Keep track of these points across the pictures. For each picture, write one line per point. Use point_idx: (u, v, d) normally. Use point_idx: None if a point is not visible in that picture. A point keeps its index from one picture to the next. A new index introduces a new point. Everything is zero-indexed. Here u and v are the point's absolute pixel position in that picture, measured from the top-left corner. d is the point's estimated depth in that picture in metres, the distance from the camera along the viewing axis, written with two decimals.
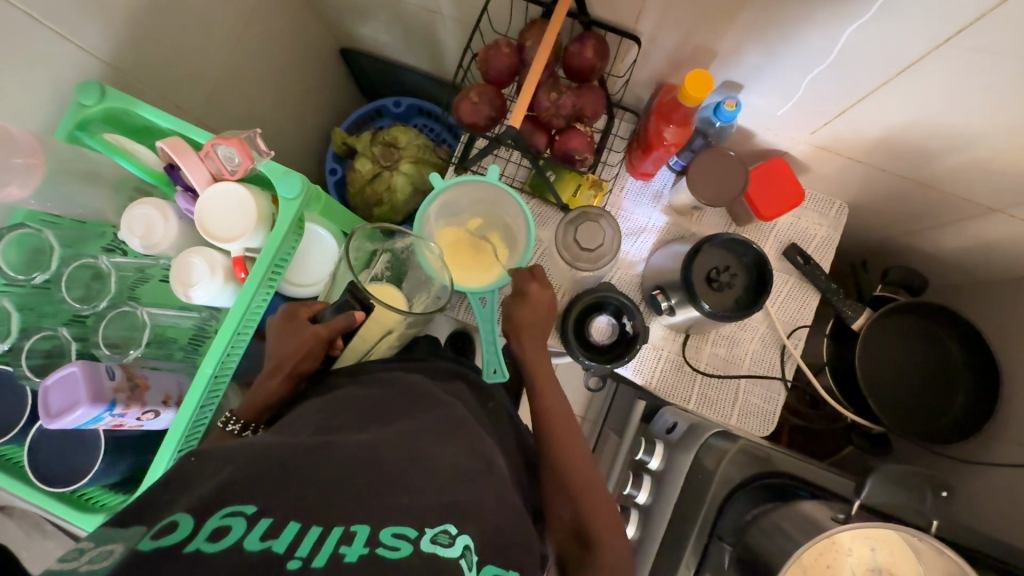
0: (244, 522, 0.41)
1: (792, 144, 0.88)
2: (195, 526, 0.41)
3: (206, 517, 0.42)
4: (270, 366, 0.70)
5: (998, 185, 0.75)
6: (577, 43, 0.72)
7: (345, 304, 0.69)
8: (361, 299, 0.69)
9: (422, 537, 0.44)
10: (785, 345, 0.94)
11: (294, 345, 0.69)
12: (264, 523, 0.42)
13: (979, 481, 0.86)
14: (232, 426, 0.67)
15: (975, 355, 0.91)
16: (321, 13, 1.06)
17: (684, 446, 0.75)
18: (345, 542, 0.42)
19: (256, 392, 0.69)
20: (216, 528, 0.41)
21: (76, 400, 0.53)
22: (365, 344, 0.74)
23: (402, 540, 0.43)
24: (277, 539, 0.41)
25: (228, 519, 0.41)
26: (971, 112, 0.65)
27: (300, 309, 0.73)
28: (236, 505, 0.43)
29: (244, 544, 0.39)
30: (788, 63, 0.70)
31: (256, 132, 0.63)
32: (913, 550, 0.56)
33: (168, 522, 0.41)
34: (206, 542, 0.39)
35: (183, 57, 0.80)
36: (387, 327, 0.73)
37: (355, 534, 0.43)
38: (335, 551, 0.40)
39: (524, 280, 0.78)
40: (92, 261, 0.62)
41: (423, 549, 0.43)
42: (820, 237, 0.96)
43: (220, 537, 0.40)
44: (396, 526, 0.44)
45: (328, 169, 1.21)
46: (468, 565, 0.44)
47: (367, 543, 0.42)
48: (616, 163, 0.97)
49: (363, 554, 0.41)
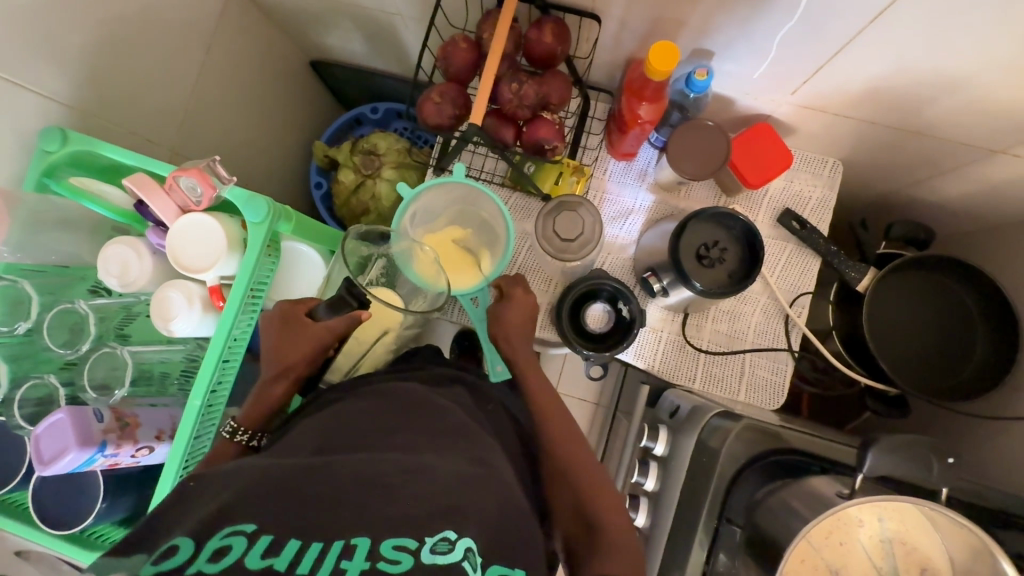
0: (244, 541, 0.42)
1: (775, 106, 0.84)
2: (195, 550, 0.42)
3: (207, 537, 0.43)
4: (272, 371, 0.69)
5: (997, 124, 0.71)
6: (535, 30, 0.69)
7: (340, 300, 0.68)
8: (358, 295, 0.68)
9: (422, 548, 0.42)
10: (788, 315, 0.91)
11: (298, 347, 0.68)
12: (264, 540, 0.42)
13: (1009, 435, 0.83)
14: (241, 437, 0.65)
15: (991, 305, 0.87)
16: (285, 29, 1.05)
17: (684, 432, 0.73)
18: (347, 556, 0.41)
19: (258, 396, 0.69)
20: (218, 547, 0.41)
21: (66, 445, 0.54)
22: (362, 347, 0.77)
23: (403, 551, 0.41)
24: (278, 555, 0.41)
25: (229, 539, 0.42)
26: (958, 51, 0.61)
27: (297, 305, 0.71)
28: (238, 523, 0.44)
29: (245, 562, 0.40)
30: (758, 24, 0.67)
31: (216, 159, 0.62)
32: (928, 519, 0.54)
33: (169, 545, 0.43)
34: (208, 562, 0.40)
35: (147, 90, 0.80)
36: (382, 329, 0.77)
37: (356, 547, 0.42)
38: (336, 567, 0.40)
39: (513, 287, 0.76)
40: (71, 306, 0.62)
41: (424, 561, 0.41)
42: (816, 199, 0.93)
43: (221, 557, 0.40)
44: (397, 538, 0.42)
45: (313, 184, 1.21)
46: (472, 565, 0.42)
47: (368, 558, 0.41)
48: (595, 146, 0.94)
49: (364, 569, 0.40)
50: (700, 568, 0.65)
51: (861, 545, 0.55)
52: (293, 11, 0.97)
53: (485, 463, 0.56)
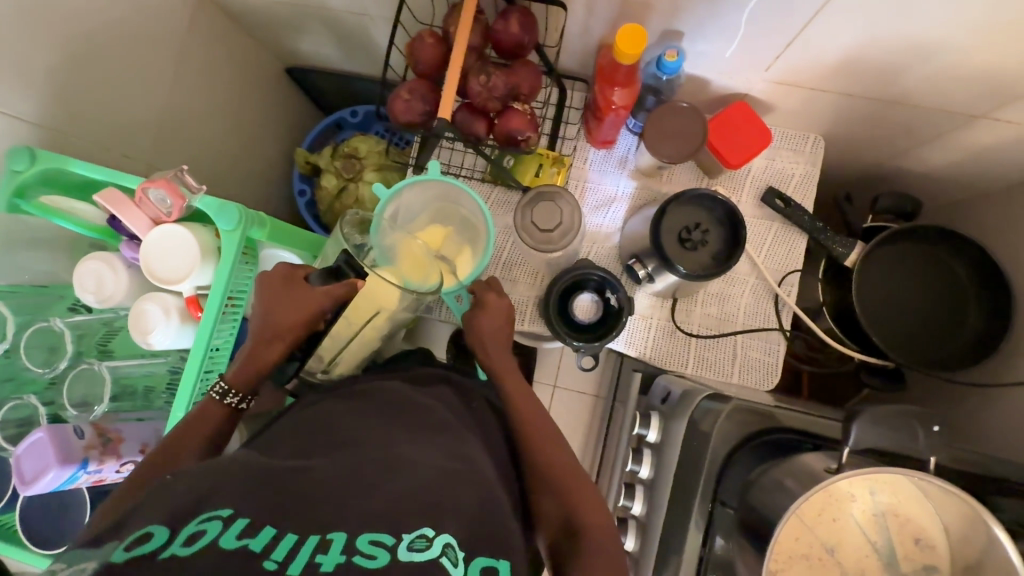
0: (220, 524, 0.42)
1: (751, 84, 0.83)
2: (171, 536, 0.41)
3: (182, 525, 0.42)
4: (267, 330, 0.65)
5: (973, 88, 0.70)
6: (500, 20, 0.69)
7: (339, 270, 0.72)
8: (356, 267, 0.72)
9: (399, 544, 0.42)
10: (777, 294, 0.91)
11: (298, 305, 0.66)
12: (241, 522, 0.42)
13: (1005, 404, 0.82)
14: (231, 399, 0.61)
15: (981, 272, 0.86)
16: (257, 37, 1.05)
17: (677, 414, 0.71)
18: (322, 551, 0.41)
19: (250, 356, 0.64)
20: (193, 532, 0.41)
21: (46, 464, 0.56)
22: (351, 327, 0.73)
23: (380, 547, 0.42)
24: (253, 538, 0.41)
25: (204, 524, 0.41)
26: (927, 16, 0.60)
27: (297, 271, 0.70)
28: (213, 509, 0.43)
29: (220, 544, 0.40)
30: (725, 2, 0.67)
31: (183, 169, 0.62)
32: (919, 490, 0.53)
33: (142, 533, 0.41)
34: (182, 546, 0.39)
35: (118, 104, 0.80)
36: (377, 307, 0.73)
37: (332, 542, 0.42)
38: (311, 560, 0.40)
39: (488, 288, 0.77)
40: (47, 325, 0.63)
41: (401, 557, 0.41)
42: (799, 175, 0.92)
43: (196, 539, 0.40)
44: (374, 533, 0.43)
45: (296, 191, 1.20)
46: (450, 561, 0.42)
47: (344, 551, 0.41)
48: (574, 136, 0.93)
49: (339, 562, 0.40)
50: (697, 552, 0.64)
51: (854, 519, 0.55)
52: (264, 18, 0.97)
53: (467, 459, 0.55)
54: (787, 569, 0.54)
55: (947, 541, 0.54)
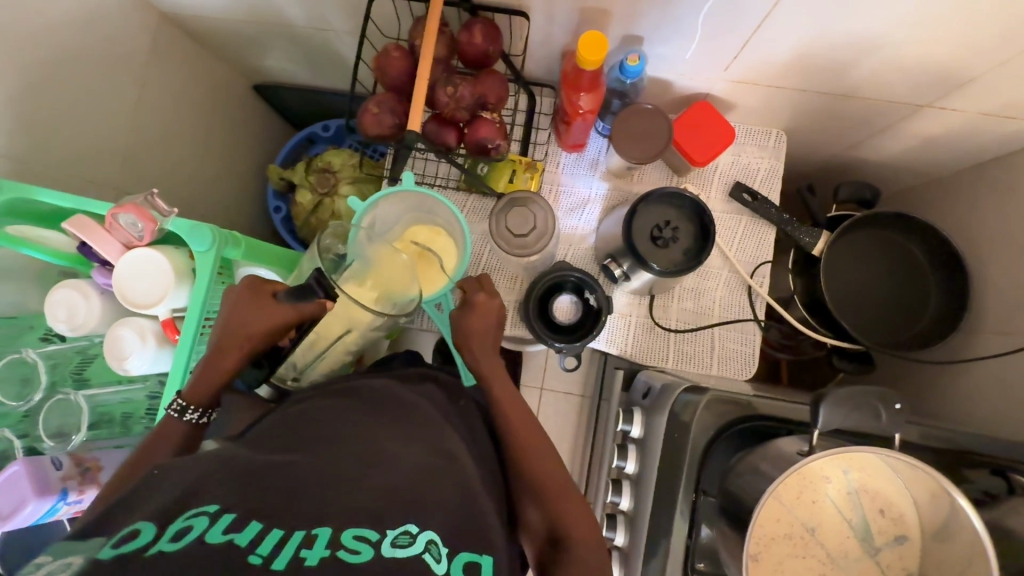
0: (206, 520, 0.42)
1: (711, 84, 0.86)
2: (158, 533, 0.41)
3: (169, 523, 0.42)
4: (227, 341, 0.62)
5: (917, 80, 0.74)
6: (464, 32, 0.71)
7: (308, 289, 0.65)
8: (326, 286, 0.66)
9: (383, 540, 0.43)
10: (750, 286, 0.93)
11: (263, 319, 0.63)
12: (227, 518, 0.43)
13: (968, 378, 0.85)
14: (191, 416, 0.59)
15: (940, 254, 0.90)
16: (224, 56, 1.05)
17: (656, 409, 0.73)
18: (306, 546, 0.41)
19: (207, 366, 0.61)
20: (180, 529, 0.41)
21: (24, 498, 0.55)
22: (319, 344, 0.71)
23: (363, 543, 0.42)
24: (239, 532, 0.41)
25: (191, 521, 0.42)
26: (868, 13, 0.64)
27: (267, 282, 0.66)
28: (199, 507, 0.44)
29: (205, 539, 0.40)
30: (680, 6, 0.69)
31: (154, 193, 0.61)
32: (886, 465, 0.56)
33: (129, 530, 0.41)
34: (169, 543, 0.39)
35: (82, 127, 0.79)
36: (348, 325, 0.70)
37: (316, 537, 0.42)
38: (295, 555, 0.40)
39: (478, 288, 0.76)
40: (19, 355, 0.63)
41: (384, 553, 0.42)
42: (764, 169, 0.95)
43: (181, 536, 0.40)
44: (357, 528, 0.44)
45: (271, 209, 1.20)
46: (434, 557, 0.44)
47: (328, 546, 0.42)
48: (545, 141, 0.95)
49: (323, 557, 0.40)
50: (684, 541, 0.66)
51: (830, 500, 0.57)
52: (229, 36, 0.96)
53: (453, 461, 0.56)
54: (768, 550, 0.55)
55: (915, 510, 0.57)
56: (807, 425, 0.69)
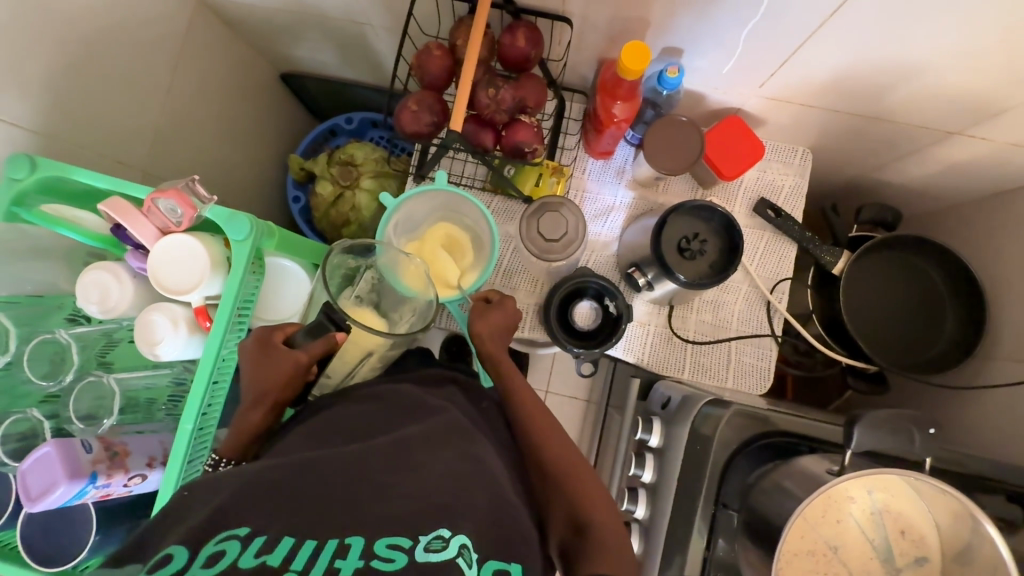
0: (238, 543, 0.44)
1: (745, 99, 0.87)
2: (190, 555, 0.43)
3: (201, 545, 0.43)
4: (248, 398, 0.64)
5: (951, 108, 0.75)
6: (508, 35, 0.71)
7: (319, 325, 0.65)
8: (336, 320, 0.65)
9: (416, 546, 0.45)
10: (769, 301, 0.94)
11: (272, 374, 0.64)
12: (258, 540, 0.44)
13: (980, 404, 0.87)
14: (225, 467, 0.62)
15: (959, 280, 0.90)
16: (254, 44, 1.04)
17: (678, 419, 0.73)
18: (341, 555, 0.44)
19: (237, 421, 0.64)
20: (212, 552, 0.43)
21: (55, 480, 0.54)
22: (345, 367, 0.72)
23: (397, 551, 0.44)
24: (271, 552, 0.43)
25: (223, 543, 0.43)
26: (912, 39, 0.64)
27: (274, 332, 0.66)
28: (230, 528, 0.45)
29: (239, 563, 0.42)
30: (725, 22, 0.69)
31: (194, 179, 0.62)
32: (912, 489, 0.57)
33: (162, 554, 0.43)
34: (203, 568, 0.41)
35: (116, 111, 0.79)
36: (367, 349, 0.71)
37: (350, 546, 0.45)
38: (330, 566, 0.43)
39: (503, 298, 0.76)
40: (51, 336, 0.63)
41: (418, 559, 0.44)
42: (789, 186, 0.95)
43: (216, 561, 0.42)
44: (391, 537, 0.45)
45: (290, 198, 1.20)
46: (466, 561, 0.44)
47: (362, 556, 0.44)
48: (573, 146, 0.96)
49: (359, 567, 0.43)
50: (702, 553, 0.66)
51: (854, 520, 0.58)
52: (263, 24, 0.96)
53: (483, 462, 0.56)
54: (790, 564, 0.56)
55: (936, 531, 0.58)
56: (840, 446, 0.69)
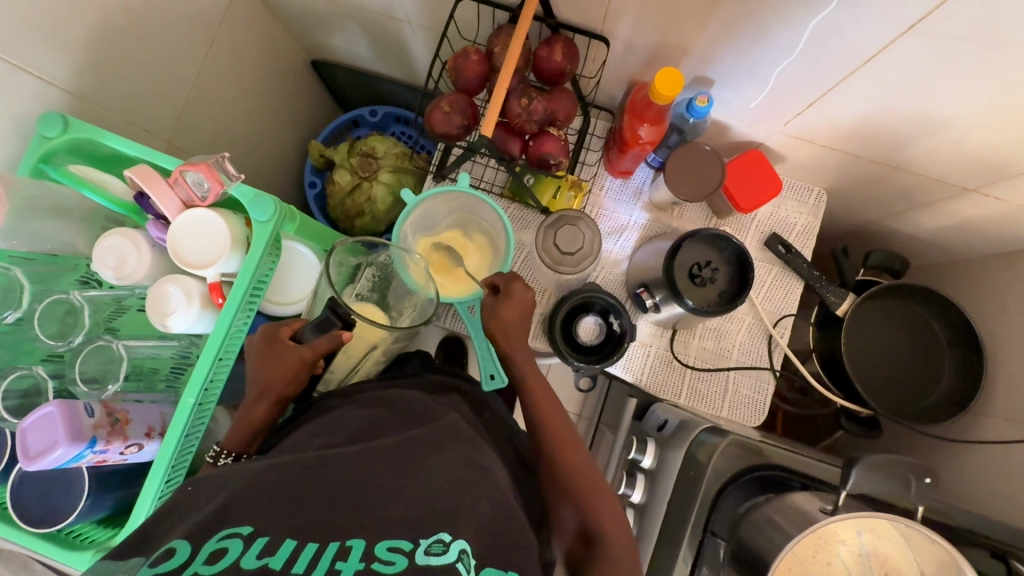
0: (240, 543, 0.43)
1: (768, 135, 0.88)
2: (192, 552, 0.43)
3: (203, 542, 0.43)
4: (254, 392, 0.65)
5: (972, 165, 0.76)
6: (545, 47, 0.72)
7: (324, 321, 0.64)
8: (342, 315, 0.64)
9: (416, 549, 0.44)
10: (772, 335, 0.94)
11: (278, 370, 0.64)
12: (260, 542, 0.44)
13: (969, 459, 0.87)
14: (224, 460, 0.62)
15: (959, 334, 0.91)
16: (289, 28, 1.05)
17: (673, 443, 0.74)
18: (341, 557, 0.43)
19: (241, 417, 0.65)
20: (213, 551, 0.42)
21: (55, 440, 0.54)
22: (349, 361, 0.73)
23: (398, 553, 0.44)
24: (273, 556, 0.42)
25: (225, 542, 0.43)
26: (942, 96, 0.66)
27: (281, 328, 0.67)
28: (233, 526, 0.45)
29: (240, 564, 0.41)
30: (761, 58, 0.70)
31: (224, 155, 0.62)
32: (904, 538, 0.58)
33: (165, 549, 0.43)
34: (204, 565, 0.41)
35: (148, 81, 0.79)
36: (371, 343, 0.72)
37: (350, 549, 0.44)
38: (331, 567, 0.42)
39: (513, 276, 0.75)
40: (65, 297, 0.63)
41: (418, 561, 0.43)
42: (801, 225, 0.96)
43: (217, 560, 0.41)
44: (391, 540, 0.45)
45: (307, 183, 1.20)
46: (465, 566, 0.44)
47: (363, 558, 0.43)
48: (594, 163, 0.97)
49: (358, 568, 0.42)
50: None
51: (841, 561, 0.58)
52: (301, 11, 0.97)
53: (482, 468, 0.56)
54: None
55: None
56: (833, 486, 0.69)
